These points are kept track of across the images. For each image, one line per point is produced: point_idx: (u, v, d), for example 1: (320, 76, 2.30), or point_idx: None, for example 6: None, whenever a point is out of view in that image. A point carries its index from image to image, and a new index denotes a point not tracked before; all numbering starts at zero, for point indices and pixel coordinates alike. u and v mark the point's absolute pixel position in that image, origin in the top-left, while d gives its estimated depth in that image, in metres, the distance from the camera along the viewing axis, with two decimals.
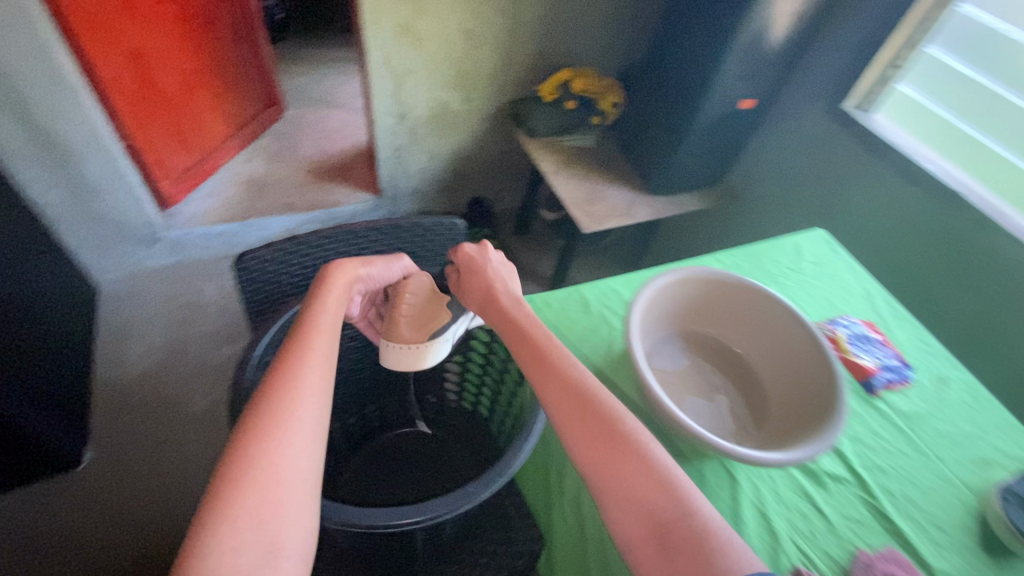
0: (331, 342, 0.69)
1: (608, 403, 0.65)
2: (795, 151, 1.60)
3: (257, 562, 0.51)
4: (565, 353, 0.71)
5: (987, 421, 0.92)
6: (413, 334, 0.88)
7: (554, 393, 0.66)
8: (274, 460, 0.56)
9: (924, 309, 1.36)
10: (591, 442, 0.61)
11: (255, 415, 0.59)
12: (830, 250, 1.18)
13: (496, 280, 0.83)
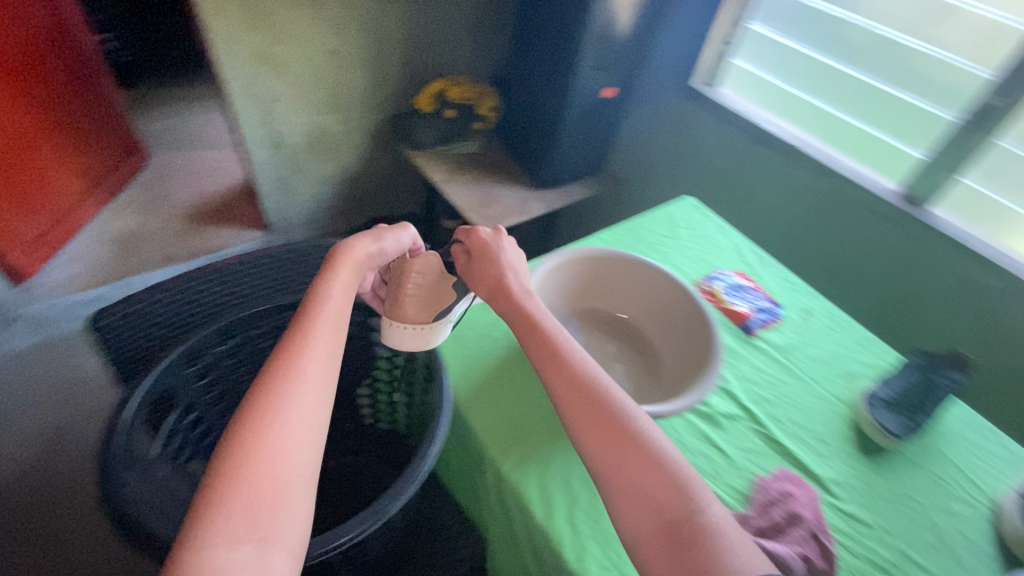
0: (333, 332, 0.65)
1: (618, 400, 0.64)
2: (661, 130, 1.72)
3: (250, 557, 0.47)
4: (573, 349, 0.70)
5: (848, 340, 1.06)
6: (422, 313, 0.83)
7: (564, 384, 0.66)
8: (271, 455, 0.52)
9: (790, 254, 1.52)
10: (601, 435, 0.61)
11: (256, 401, 0.55)
12: (700, 215, 1.31)
13: (508, 267, 0.82)
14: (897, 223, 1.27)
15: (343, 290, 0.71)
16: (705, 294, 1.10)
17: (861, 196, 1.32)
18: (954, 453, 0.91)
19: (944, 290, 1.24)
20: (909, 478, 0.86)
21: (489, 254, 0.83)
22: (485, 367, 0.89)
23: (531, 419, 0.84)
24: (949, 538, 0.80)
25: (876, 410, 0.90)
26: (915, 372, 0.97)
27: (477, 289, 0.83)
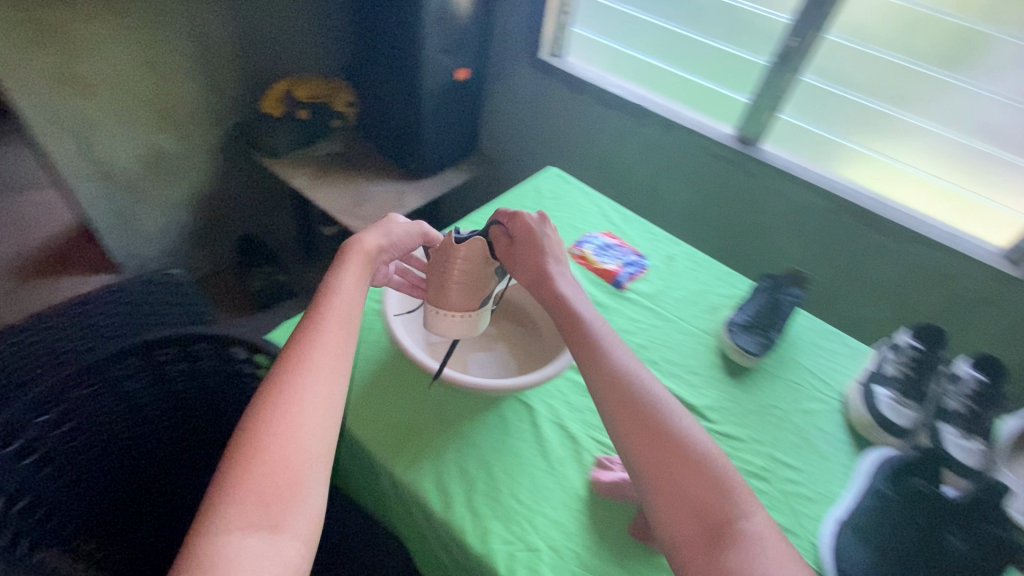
0: (343, 327, 0.66)
1: (658, 400, 0.63)
2: (521, 105, 1.75)
3: (260, 543, 0.50)
4: (610, 347, 0.68)
5: (707, 276, 1.16)
6: (462, 300, 0.83)
7: (607, 376, 0.65)
8: (287, 445, 0.55)
9: (656, 208, 1.62)
10: (644, 434, 0.60)
11: (271, 390, 0.57)
12: (564, 184, 1.36)
13: (547, 257, 0.80)
14: (737, 163, 1.40)
15: (355, 283, 0.72)
16: (577, 258, 1.16)
17: (704, 143, 1.43)
18: (805, 358, 1.02)
19: (783, 217, 1.39)
20: (771, 389, 0.96)
21: (529, 242, 0.81)
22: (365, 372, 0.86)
23: (419, 416, 0.82)
24: (809, 433, 0.91)
25: (735, 335, 0.99)
26: (762, 294, 1.08)
27: (516, 275, 0.83)
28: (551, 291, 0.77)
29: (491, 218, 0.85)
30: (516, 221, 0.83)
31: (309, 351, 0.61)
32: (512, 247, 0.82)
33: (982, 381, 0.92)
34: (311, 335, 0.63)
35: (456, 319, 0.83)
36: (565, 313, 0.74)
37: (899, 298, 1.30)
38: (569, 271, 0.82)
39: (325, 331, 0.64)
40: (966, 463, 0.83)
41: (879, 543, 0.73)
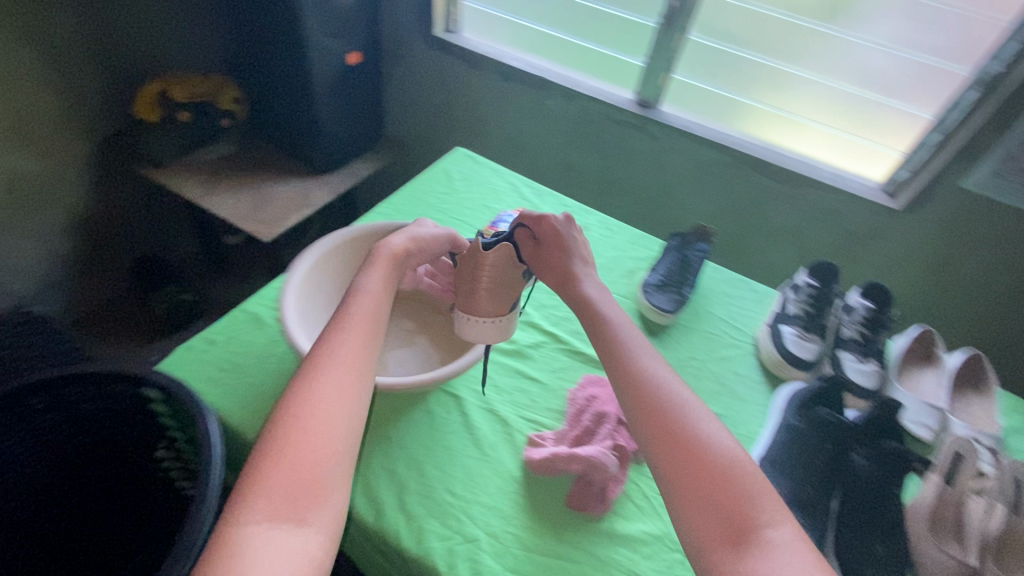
0: (368, 327, 0.66)
1: (688, 416, 0.59)
2: (424, 88, 1.69)
3: (284, 536, 0.48)
4: (639, 361, 0.65)
5: (621, 241, 1.19)
6: (494, 303, 0.82)
7: (638, 391, 0.62)
8: (314, 440, 0.54)
9: (569, 180, 1.62)
10: (678, 448, 0.56)
11: (305, 384, 0.57)
12: (473, 163, 1.33)
13: (573, 260, 0.81)
14: (640, 127, 1.42)
15: (380, 282, 0.72)
16: None
17: (607, 110, 1.44)
18: (718, 309, 1.07)
19: (689, 175, 1.43)
20: (689, 342, 1.00)
21: (556, 243, 0.82)
22: (272, 388, 0.80)
23: None
24: (727, 380, 0.95)
25: (650, 295, 1.02)
26: (673, 252, 1.11)
27: (541, 277, 0.83)
28: (574, 290, 0.78)
29: (515, 221, 0.85)
30: (539, 222, 0.82)
31: (334, 350, 0.61)
32: (538, 249, 0.82)
33: (873, 306, 0.99)
34: (337, 335, 0.63)
35: (489, 323, 0.82)
36: (589, 312, 0.75)
37: (798, 242, 1.38)
38: (594, 273, 0.82)
39: (352, 331, 0.64)
40: (865, 385, 0.91)
41: (794, 472, 0.77)
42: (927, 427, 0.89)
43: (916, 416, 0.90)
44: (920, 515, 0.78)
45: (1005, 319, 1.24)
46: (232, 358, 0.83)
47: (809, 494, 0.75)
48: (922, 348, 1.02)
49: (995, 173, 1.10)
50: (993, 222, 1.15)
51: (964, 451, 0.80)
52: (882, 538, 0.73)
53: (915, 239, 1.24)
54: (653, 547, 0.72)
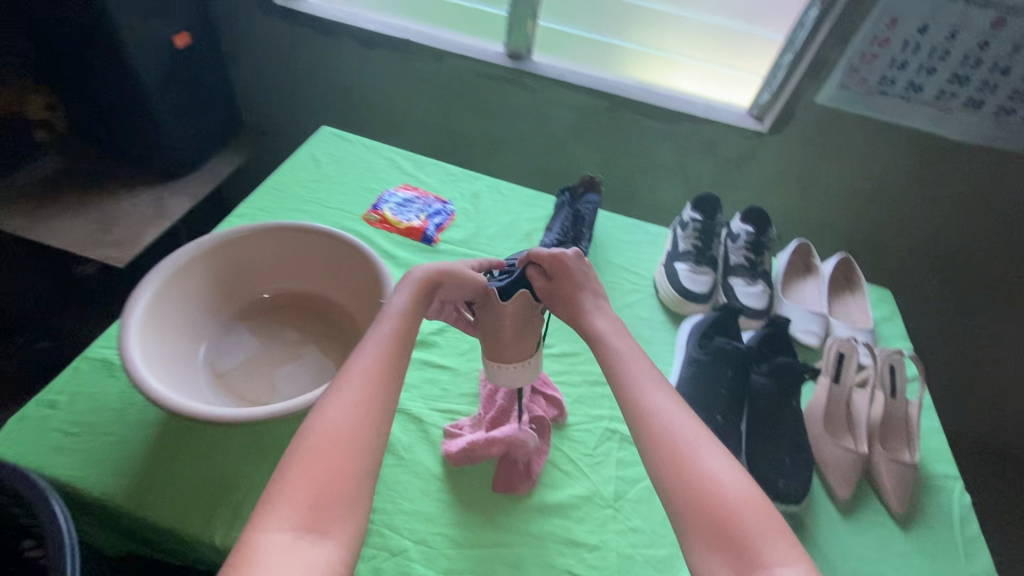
0: (394, 345, 0.60)
1: (701, 458, 0.52)
2: (276, 65, 1.51)
3: (294, 546, 0.44)
4: (645, 395, 0.58)
5: (515, 205, 1.15)
6: (518, 346, 0.72)
7: (651, 428, 0.55)
8: (336, 452, 0.50)
9: (455, 146, 1.54)
10: (688, 496, 0.50)
11: (335, 396, 0.54)
12: (344, 142, 1.22)
13: (587, 297, 0.70)
14: (516, 81, 1.36)
15: (407, 299, 0.65)
16: (376, 224, 1.05)
17: (479, 67, 1.36)
18: (617, 257, 1.07)
19: (573, 126, 1.40)
20: None
21: (570, 280, 0.70)
22: (138, 442, 0.69)
23: (224, 464, 0.69)
24: (634, 326, 0.96)
25: None
26: (566, 208, 1.08)
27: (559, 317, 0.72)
28: (585, 325, 0.68)
29: (522, 259, 0.74)
30: (550, 257, 0.71)
31: (359, 364, 0.57)
32: (552, 286, 0.71)
33: (753, 229, 1.02)
34: (364, 351, 0.58)
35: (515, 370, 0.72)
36: (591, 336, 0.67)
37: (684, 177, 1.41)
38: (608, 305, 0.71)
39: (380, 346, 0.59)
40: (753, 307, 0.95)
41: (704, 405, 0.80)
42: (813, 333, 0.95)
43: (803, 324, 0.96)
44: (816, 419, 0.84)
45: (866, 220, 1.36)
46: (82, 417, 0.71)
47: (719, 423, 0.78)
48: (801, 261, 1.08)
49: (842, 86, 1.17)
50: (847, 132, 1.23)
51: (845, 349, 0.86)
52: (788, 449, 0.78)
53: (785, 159, 1.31)
54: (584, 510, 0.72)
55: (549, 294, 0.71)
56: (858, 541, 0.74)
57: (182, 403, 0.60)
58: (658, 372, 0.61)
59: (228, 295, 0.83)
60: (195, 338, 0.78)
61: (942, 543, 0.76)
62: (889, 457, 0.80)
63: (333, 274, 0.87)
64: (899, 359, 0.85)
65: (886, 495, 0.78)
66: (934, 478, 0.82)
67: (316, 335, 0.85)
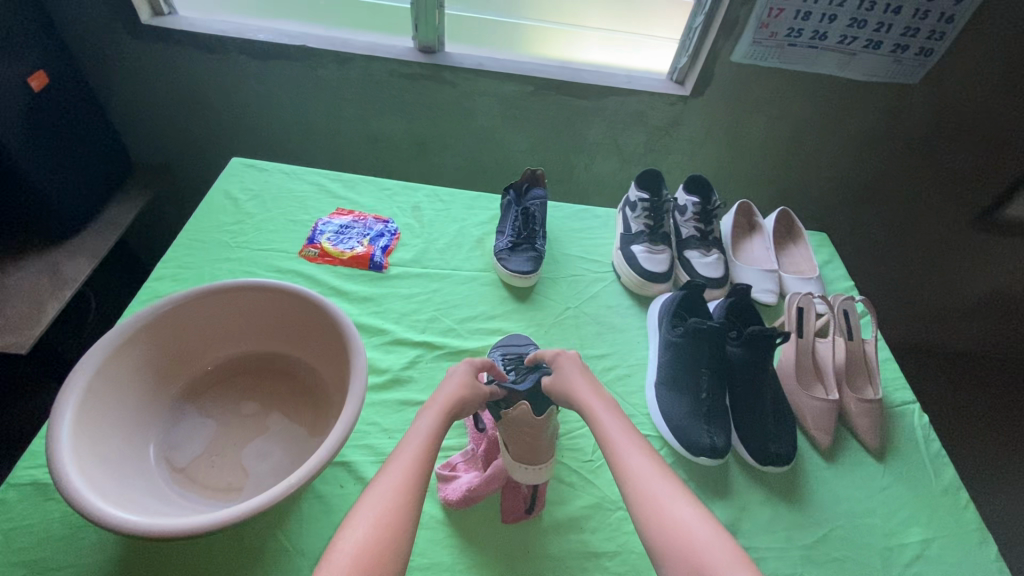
0: (422, 455, 0.61)
1: (683, 521, 0.54)
2: (160, 92, 1.34)
3: None
4: (627, 462, 0.61)
5: (459, 210, 1.10)
6: (537, 448, 0.70)
7: (634, 485, 0.59)
8: (370, 557, 0.50)
9: (379, 152, 1.45)
10: (681, 563, 0.52)
11: (372, 501, 0.54)
12: (259, 172, 1.11)
13: (573, 381, 0.72)
14: (432, 76, 1.29)
15: (435, 417, 0.66)
16: (317, 259, 0.97)
17: (390, 66, 1.27)
18: (572, 248, 1.07)
19: (499, 115, 1.35)
20: (559, 294, 0.99)
21: (566, 372, 0.74)
22: (100, 565, 0.62)
23: (205, 559, 0.64)
24: (603, 317, 0.96)
25: (507, 262, 0.97)
26: (513, 207, 1.05)
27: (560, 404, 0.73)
28: (581, 402, 0.70)
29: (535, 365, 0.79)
30: (553, 355, 0.77)
31: (393, 474, 0.57)
32: (557, 383, 0.73)
33: (699, 199, 1.02)
34: (393, 463, 0.59)
35: (530, 469, 0.69)
36: (583, 409, 0.69)
37: (618, 150, 1.41)
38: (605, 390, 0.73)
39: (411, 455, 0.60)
40: (712, 277, 0.98)
41: (687, 387, 0.82)
42: (770, 291, 0.99)
43: (761, 285, 1.00)
44: (789, 373, 0.88)
45: (792, 166, 1.42)
46: (26, 557, 0.62)
47: (705, 401, 0.81)
48: (744, 221, 1.10)
49: (754, 42, 1.18)
50: (764, 85, 1.26)
51: (804, 303, 0.91)
52: (769, 412, 0.81)
53: (711, 120, 1.33)
54: (597, 518, 0.72)
55: (552, 391, 0.73)
56: (845, 483, 0.80)
57: (150, 522, 0.52)
58: (641, 437, 0.65)
59: (166, 378, 0.75)
60: (138, 438, 0.69)
61: (914, 467, 0.82)
62: (857, 397, 0.86)
63: (284, 331, 0.80)
64: (850, 303, 0.93)
65: (860, 434, 0.84)
66: (896, 407, 0.89)
67: (278, 401, 0.78)
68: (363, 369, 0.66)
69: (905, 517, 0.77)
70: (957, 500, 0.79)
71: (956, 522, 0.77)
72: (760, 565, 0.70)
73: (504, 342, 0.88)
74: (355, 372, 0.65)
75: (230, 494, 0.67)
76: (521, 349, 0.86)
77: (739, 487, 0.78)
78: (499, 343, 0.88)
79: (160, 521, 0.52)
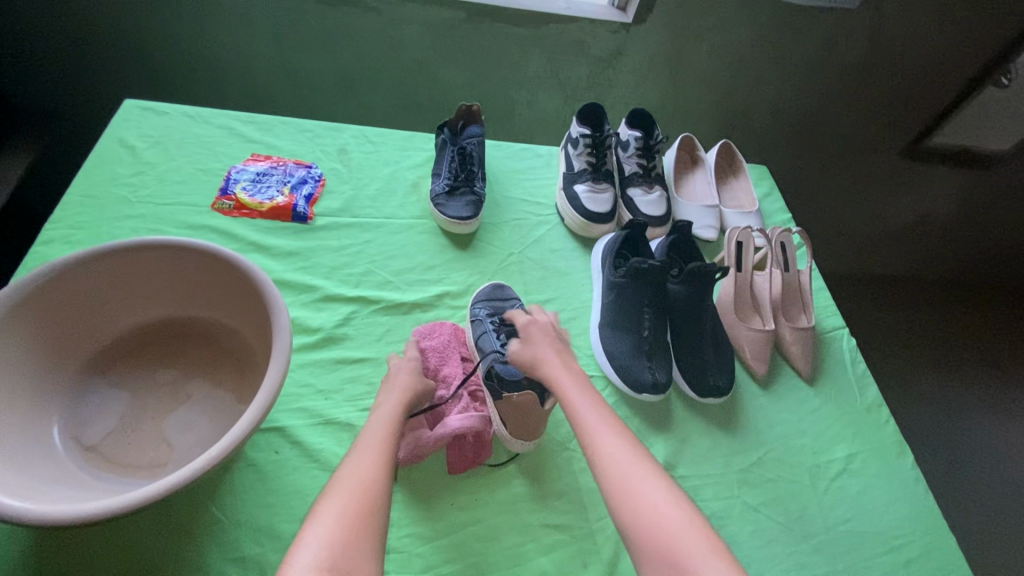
0: (391, 436, 0.59)
1: (646, 494, 0.54)
2: (31, 20, 1.13)
3: None
4: (600, 437, 0.60)
5: (390, 152, 1.02)
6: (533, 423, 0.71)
7: (606, 469, 0.57)
8: (349, 520, 0.48)
9: (299, 92, 1.31)
10: (648, 544, 0.51)
11: (352, 469, 0.54)
12: (159, 115, 0.98)
13: (535, 345, 0.72)
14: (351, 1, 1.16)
15: (398, 402, 0.65)
16: (232, 212, 0.88)
17: None
18: (514, 190, 1.02)
19: (429, 46, 1.25)
20: (501, 239, 0.95)
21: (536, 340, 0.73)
22: (13, 558, 0.57)
23: (133, 540, 0.60)
24: (547, 262, 0.94)
25: (444, 207, 0.92)
26: (449, 147, 0.98)
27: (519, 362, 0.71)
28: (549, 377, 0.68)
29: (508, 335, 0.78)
30: (524, 324, 0.75)
31: (370, 444, 0.57)
32: (525, 347, 0.72)
33: (641, 133, 0.98)
34: (365, 442, 0.58)
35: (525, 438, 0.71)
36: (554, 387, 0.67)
37: (560, 84, 1.34)
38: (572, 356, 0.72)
39: (379, 440, 0.58)
40: (655, 216, 0.96)
41: (629, 326, 0.82)
42: (712, 227, 0.99)
43: (703, 221, 0.99)
44: (728, 306, 0.89)
45: (735, 94, 1.39)
46: None
47: (647, 339, 0.81)
48: (687, 156, 1.08)
49: None
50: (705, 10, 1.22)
51: (743, 237, 0.90)
52: (710, 346, 0.82)
53: (652, 49, 1.28)
54: (545, 462, 0.72)
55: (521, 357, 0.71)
56: (780, 408, 0.83)
57: (49, 511, 0.47)
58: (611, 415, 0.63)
59: (65, 352, 0.67)
60: (37, 419, 0.62)
61: (841, 388, 0.87)
62: (792, 326, 0.88)
63: (198, 292, 0.72)
64: (787, 236, 0.94)
65: (793, 360, 0.87)
66: (827, 332, 0.93)
67: (198, 367, 0.72)
68: (286, 328, 0.60)
69: (834, 435, 0.82)
70: (879, 415, 0.85)
71: (877, 437, 0.82)
72: (699, 491, 0.73)
73: (484, 298, 0.84)
74: (278, 336, 0.59)
75: (152, 470, 0.63)
76: (505, 306, 0.83)
77: (681, 419, 0.80)
78: (480, 296, 0.85)
79: (55, 510, 0.47)
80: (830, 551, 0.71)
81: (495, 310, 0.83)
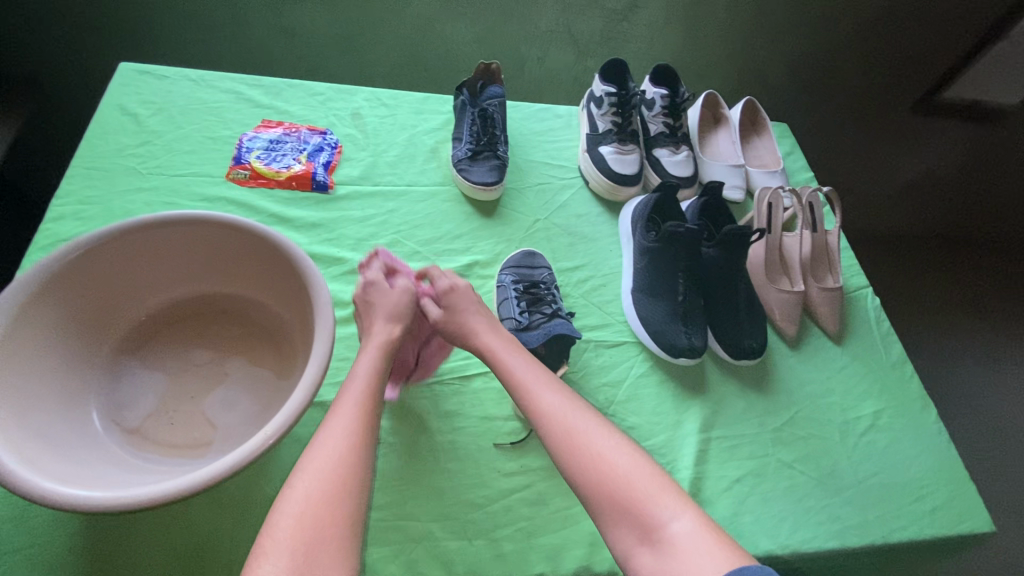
0: (370, 395, 0.56)
1: (609, 457, 0.52)
2: None
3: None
4: (542, 397, 0.57)
5: (406, 116, 0.98)
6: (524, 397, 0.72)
7: (559, 429, 0.55)
8: (325, 500, 0.46)
9: (299, 52, 1.25)
10: (605, 504, 0.50)
11: (317, 441, 0.50)
12: (160, 79, 0.92)
13: (456, 316, 0.66)
14: None
15: (375, 361, 0.60)
16: (249, 182, 0.85)
17: None
18: (536, 153, 0.99)
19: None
20: (526, 205, 0.93)
21: (458, 309, 0.66)
22: (66, 541, 0.57)
23: (185, 519, 0.60)
24: (572, 227, 0.92)
25: (468, 172, 0.89)
26: (469, 109, 0.94)
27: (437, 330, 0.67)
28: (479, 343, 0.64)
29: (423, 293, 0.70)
30: (445, 291, 0.67)
31: (338, 411, 0.53)
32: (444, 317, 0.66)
33: (666, 91, 0.96)
34: (341, 403, 0.54)
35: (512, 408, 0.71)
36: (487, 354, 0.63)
37: (572, 39, 1.29)
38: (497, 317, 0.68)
39: (356, 405, 0.54)
40: (683, 177, 0.94)
41: (663, 291, 0.82)
42: (738, 188, 0.98)
43: (730, 182, 0.98)
44: (758, 269, 0.89)
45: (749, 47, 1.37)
46: None
47: (682, 304, 0.81)
48: (710, 114, 1.05)
49: None
50: None
51: (773, 198, 0.89)
52: (745, 309, 0.83)
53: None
54: None
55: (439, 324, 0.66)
56: (809, 367, 0.84)
57: (115, 495, 0.46)
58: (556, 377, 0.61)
59: (95, 333, 0.65)
60: (76, 403, 0.60)
61: (867, 347, 0.88)
62: (821, 287, 0.89)
63: (228, 268, 0.70)
64: (816, 196, 0.93)
65: (821, 320, 0.88)
66: (852, 292, 0.94)
67: (232, 344, 0.71)
68: (329, 302, 0.59)
69: (861, 392, 0.83)
70: (903, 372, 0.86)
71: (902, 392, 0.84)
72: (735, 450, 0.75)
73: (513, 264, 0.83)
74: (321, 314, 0.58)
75: (196, 449, 0.62)
76: (533, 274, 0.83)
77: (716, 381, 0.80)
78: (509, 263, 0.84)
79: (120, 494, 0.46)
80: (861, 501, 0.73)
81: (525, 278, 0.82)
